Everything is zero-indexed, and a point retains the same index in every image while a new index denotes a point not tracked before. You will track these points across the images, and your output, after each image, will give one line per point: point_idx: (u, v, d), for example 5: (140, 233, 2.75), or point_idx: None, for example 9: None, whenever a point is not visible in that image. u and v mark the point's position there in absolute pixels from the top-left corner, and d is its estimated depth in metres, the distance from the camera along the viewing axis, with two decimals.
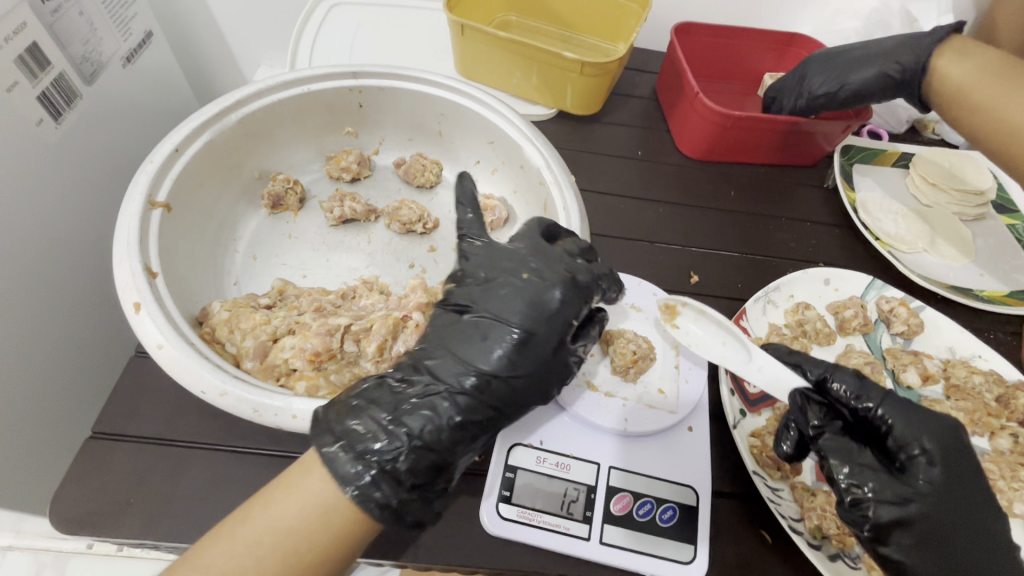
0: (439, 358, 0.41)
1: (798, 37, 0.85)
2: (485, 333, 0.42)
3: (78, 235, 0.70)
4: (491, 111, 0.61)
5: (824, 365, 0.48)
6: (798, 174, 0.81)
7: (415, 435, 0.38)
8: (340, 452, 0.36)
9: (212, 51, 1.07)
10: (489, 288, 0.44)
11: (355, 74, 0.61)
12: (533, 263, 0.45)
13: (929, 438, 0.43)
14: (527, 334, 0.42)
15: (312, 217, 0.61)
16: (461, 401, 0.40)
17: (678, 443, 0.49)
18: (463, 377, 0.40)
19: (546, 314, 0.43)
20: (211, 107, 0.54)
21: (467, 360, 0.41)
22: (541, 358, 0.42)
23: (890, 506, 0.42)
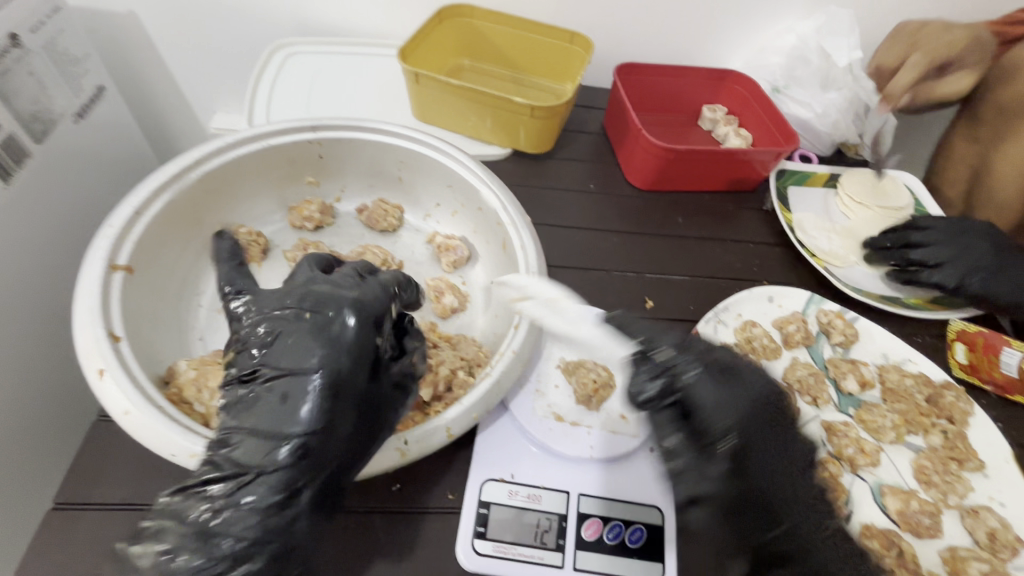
0: (238, 438, 0.38)
1: (731, 74, 0.93)
2: (285, 395, 0.39)
3: (30, 295, 0.68)
4: (448, 158, 0.64)
5: (649, 338, 0.48)
6: (740, 199, 0.88)
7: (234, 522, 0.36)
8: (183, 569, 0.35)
9: (167, 98, 1.07)
10: (278, 340, 0.41)
11: (314, 128, 0.63)
12: (309, 300, 0.43)
13: (735, 414, 0.44)
14: (325, 377, 0.40)
15: (276, 267, 0.62)
16: (277, 477, 0.38)
17: (642, 466, 0.51)
18: (272, 449, 0.38)
19: (338, 350, 0.41)
20: (169, 168, 0.55)
21: (274, 428, 0.38)
22: (346, 395, 0.41)
23: (700, 488, 0.42)
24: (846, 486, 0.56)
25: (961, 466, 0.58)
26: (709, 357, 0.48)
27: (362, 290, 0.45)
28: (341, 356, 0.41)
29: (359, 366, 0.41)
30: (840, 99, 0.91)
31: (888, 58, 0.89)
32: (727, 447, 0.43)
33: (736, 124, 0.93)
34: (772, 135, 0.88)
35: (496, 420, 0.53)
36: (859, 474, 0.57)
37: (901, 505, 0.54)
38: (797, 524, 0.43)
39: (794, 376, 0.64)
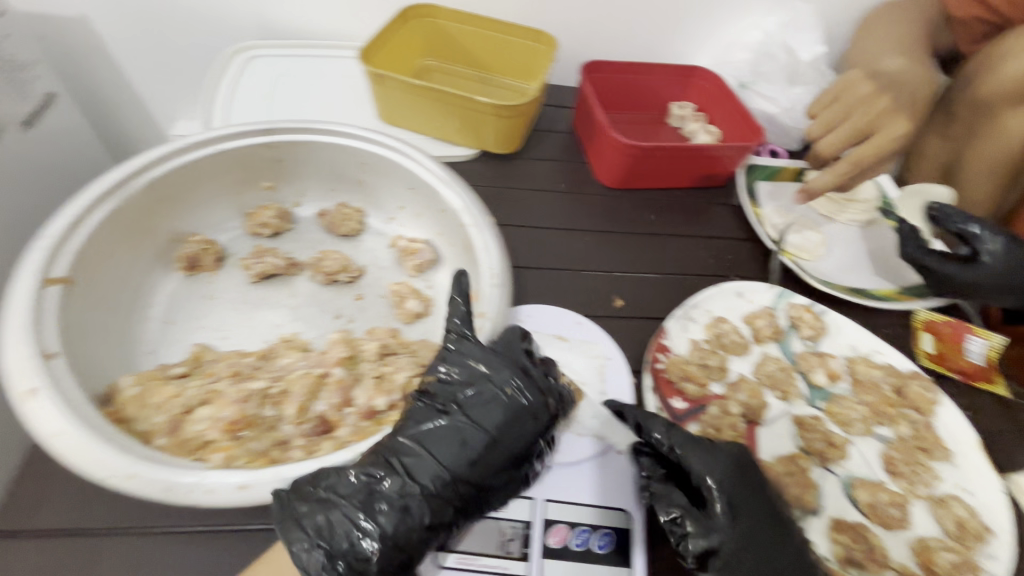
0: (420, 460, 0.40)
1: (698, 70, 0.93)
2: (464, 438, 0.42)
3: None
4: (409, 160, 0.63)
5: (640, 412, 0.49)
6: (711, 195, 0.87)
7: (385, 532, 0.38)
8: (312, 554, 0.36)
9: (123, 104, 1.03)
10: (478, 392, 0.44)
11: (268, 131, 0.62)
12: (518, 381, 0.44)
13: (715, 470, 0.46)
14: (492, 440, 0.42)
15: (232, 276, 0.60)
16: (427, 510, 0.39)
17: (608, 467, 0.50)
18: (437, 479, 0.40)
19: (522, 425, 0.43)
20: (113, 175, 0.53)
21: (445, 462, 0.41)
22: (505, 464, 0.43)
23: (712, 541, 0.43)
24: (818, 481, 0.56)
25: (929, 458, 0.58)
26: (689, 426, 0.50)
27: (547, 368, 0.47)
28: (523, 430, 0.43)
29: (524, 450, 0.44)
30: (805, 94, 0.92)
31: (820, 128, 0.76)
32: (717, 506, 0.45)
33: (705, 120, 0.93)
34: (740, 130, 0.88)
35: None
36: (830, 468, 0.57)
37: (871, 498, 0.54)
38: (788, 570, 0.44)
39: (764, 371, 0.63)
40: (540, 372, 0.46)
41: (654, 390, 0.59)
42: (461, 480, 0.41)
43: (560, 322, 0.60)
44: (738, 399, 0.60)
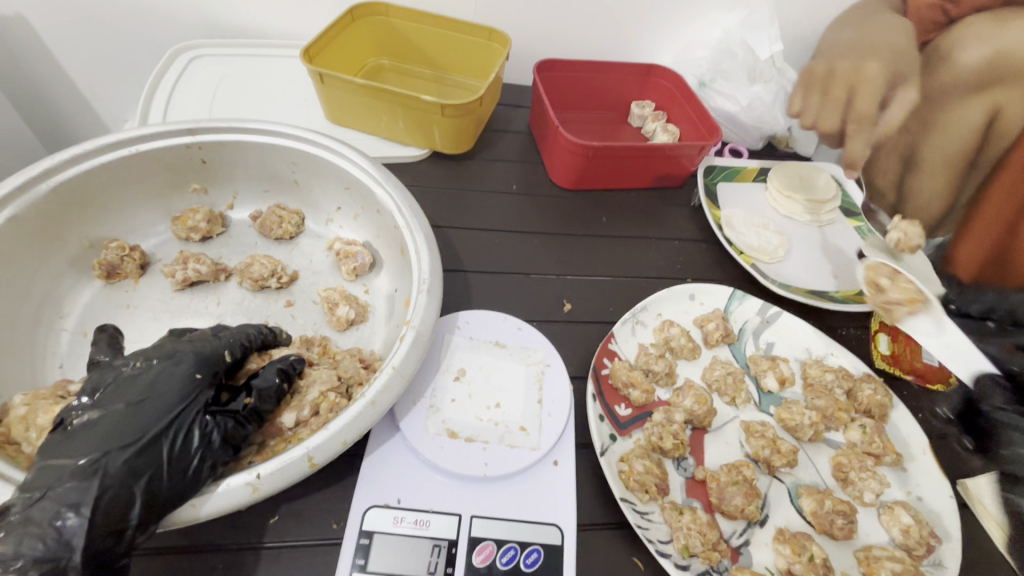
0: (75, 439, 0.37)
1: (656, 70, 0.91)
2: (144, 400, 0.39)
3: None
4: (340, 158, 0.61)
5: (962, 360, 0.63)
6: (669, 195, 0.86)
7: (68, 508, 0.34)
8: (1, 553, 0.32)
9: (72, 109, 1.01)
10: (107, 373, 0.41)
11: (192, 130, 0.59)
12: (144, 353, 0.43)
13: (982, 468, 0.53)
14: (186, 393, 0.40)
15: (155, 283, 0.58)
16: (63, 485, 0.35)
17: (542, 481, 0.48)
18: (122, 440, 0.37)
19: (172, 378, 0.41)
20: (14, 179, 0.50)
21: (129, 424, 0.37)
22: (177, 422, 0.39)
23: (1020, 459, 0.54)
24: (762, 490, 0.54)
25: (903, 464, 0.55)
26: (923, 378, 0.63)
27: (195, 342, 0.45)
28: (170, 385, 0.40)
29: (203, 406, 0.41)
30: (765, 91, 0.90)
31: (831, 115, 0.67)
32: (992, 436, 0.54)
33: (664, 120, 0.91)
34: (697, 129, 0.87)
35: (385, 440, 0.49)
36: (778, 476, 0.55)
37: (814, 505, 0.52)
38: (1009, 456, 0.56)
39: (712, 376, 0.62)
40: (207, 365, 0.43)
41: (598, 397, 0.57)
42: (104, 449, 0.36)
43: (501, 330, 0.57)
44: (682, 406, 0.57)
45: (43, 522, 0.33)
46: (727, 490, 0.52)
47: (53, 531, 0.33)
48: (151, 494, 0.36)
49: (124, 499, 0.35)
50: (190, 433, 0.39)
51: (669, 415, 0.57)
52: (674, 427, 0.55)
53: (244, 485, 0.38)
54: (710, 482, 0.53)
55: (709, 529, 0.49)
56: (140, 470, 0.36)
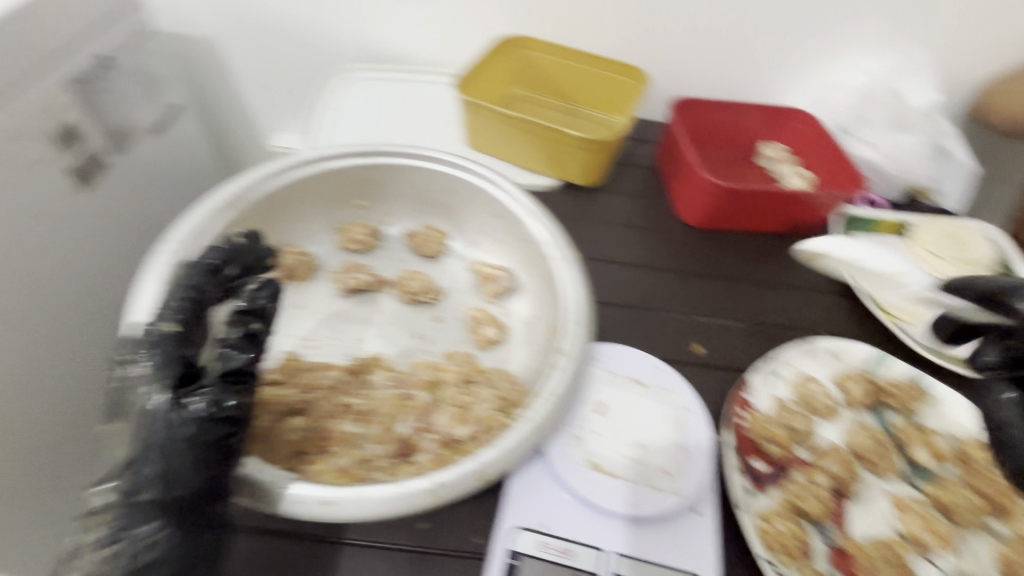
0: (122, 430, 0.41)
1: (791, 112, 0.90)
2: (139, 393, 0.39)
3: (64, 297, 0.73)
4: (495, 189, 0.65)
5: None
6: (800, 243, 0.83)
7: (137, 502, 0.38)
8: (119, 548, 0.37)
9: (237, 122, 1.13)
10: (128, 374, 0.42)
11: (371, 152, 0.65)
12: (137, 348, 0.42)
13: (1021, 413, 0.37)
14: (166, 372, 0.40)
15: (322, 288, 0.63)
16: (116, 477, 0.39)
17: (684, 528, 0.48)
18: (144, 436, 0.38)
19: (146, 366, 0.40)
20: (231, 187, 0.58)
21: (143, 419, 0.39)
22: (147, 391, 0.39)
23: None
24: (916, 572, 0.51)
25: None
26: None
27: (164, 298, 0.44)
28: (153, 371, 0.40)
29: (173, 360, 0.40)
30: (914, 143, 0.86)
31: None
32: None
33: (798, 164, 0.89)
34: (835, 178, 0.85)
35: (530, 464, 0.50)
36: (933, 561, 0.51)
37: None
38: None
39: (855, 440, 0.58)
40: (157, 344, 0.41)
41: (734, 448, 0.56)
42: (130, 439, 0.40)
43: (636, 367, 0.58)
44: (826, 469, 0.55)
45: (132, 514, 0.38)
46: (877, 566, 0.49)
47: (144, 520, 0.37)
48: (183, 472, 0.38)
49: (172, 483, 0.38)
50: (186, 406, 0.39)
51: (811, 475, 0.55)
52: (817, 490, 0.54)
53: (423, 490, 0.41)
54: (857, 555, 0.50)
55: None
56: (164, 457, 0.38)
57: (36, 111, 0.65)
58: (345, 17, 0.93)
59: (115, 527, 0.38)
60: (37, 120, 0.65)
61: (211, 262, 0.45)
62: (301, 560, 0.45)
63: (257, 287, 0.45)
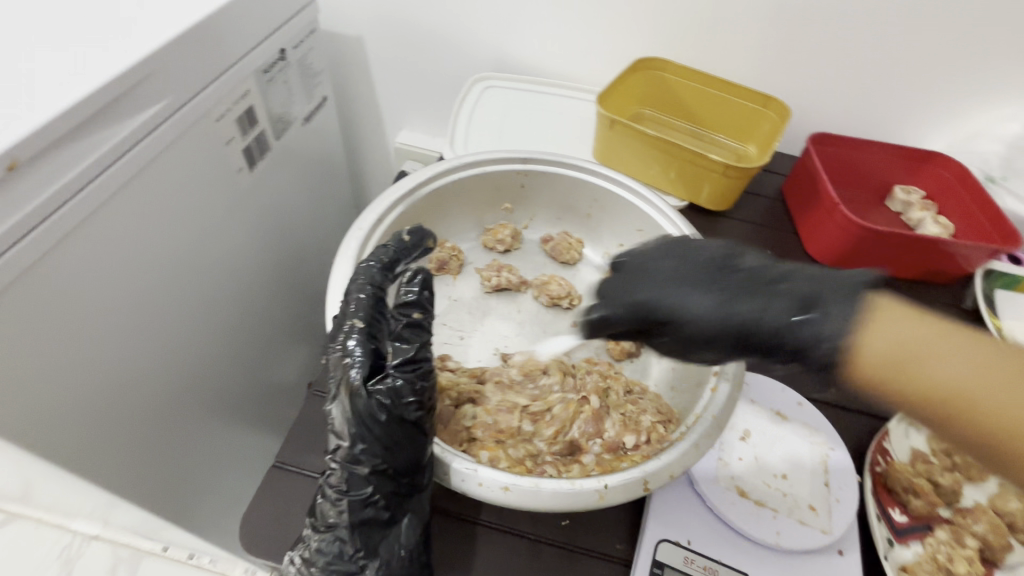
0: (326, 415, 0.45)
1: (936, 156, 0.86)
2: (341, 379, 0.42)
3: (228, 263, 0.81)
4: (644, 205, 0.66)
5: None
6: (933, 292, 0.81)
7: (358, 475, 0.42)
8: (342, 508, 0.42)
9: (367, 119, 1.21)
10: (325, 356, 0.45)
11: (525, 160, 0.67)
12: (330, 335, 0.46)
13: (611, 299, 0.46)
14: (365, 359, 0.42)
15: (469, 282, 0.67)
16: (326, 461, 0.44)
17: (830, 568, 0.47)
18: (358, 417, 0.41)
19: (351, 353, 0.42)
20: (406, 183, 0.62)
21: (348, 403, 0.41)
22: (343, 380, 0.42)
23: None
24: None
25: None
26: None
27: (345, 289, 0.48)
28: (357, 357, 0.42)
29: (366, 347, 0.42)
30: None
31: None
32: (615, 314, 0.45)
33: (934, 211, 0.86)
34: (981, 229, 0.81)
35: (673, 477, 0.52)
36: None
37: None
38: None
39: (1005, 506, 0.55)
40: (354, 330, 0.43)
41: (874, 496, 0.55)
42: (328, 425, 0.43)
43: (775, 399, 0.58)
44: (973, 531, 0.53)
45: (354, 483, 0.42)
46: None
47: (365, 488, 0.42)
48: (393, 448, 0.42)
49: (386, 458, 0.42)
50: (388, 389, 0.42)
51: (959, 537, 0.53)
52: (968, 553, 0.52)
53: (593, 489, 0.42)
54: None
55: None
56: (378, 437, 0.41)
57: (231, 96, 0.73)
58: (487, 28, 0.98)
59: (330, 509, 0.43)
60: (232, 104, 0.74)
61: (382, 261, 0.50)
62: (457, 534, 0.48)
63: (412, 280, 0.49)
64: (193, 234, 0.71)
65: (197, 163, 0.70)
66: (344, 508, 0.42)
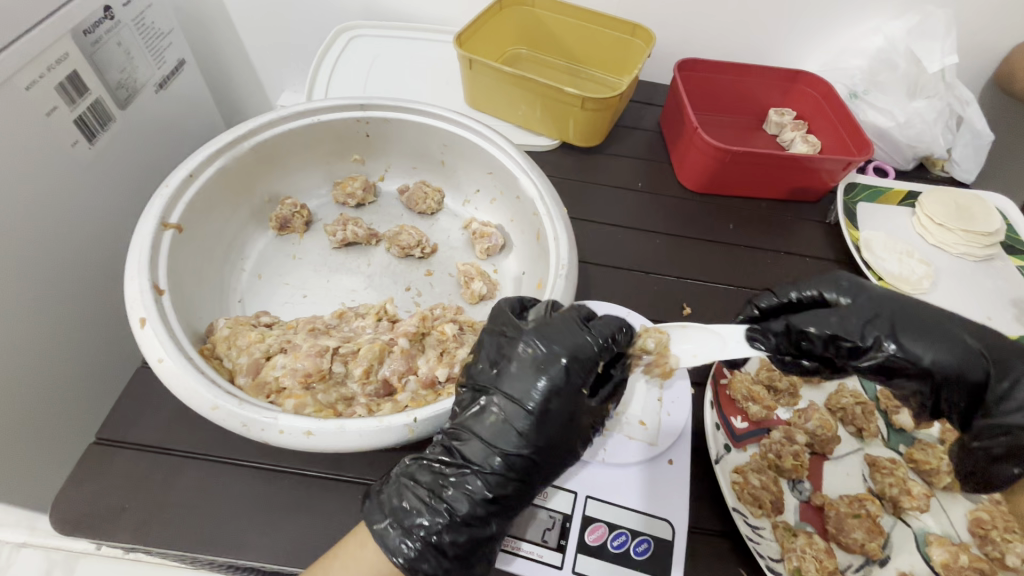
0: (467, 437, 0.42)
1: (803, 75, 0.87)
2: (506, 413, 0.42)
3: (90, 255, 0.72)
4: (490, 144, 0.64)
5: (875, 329, 0.43)
6: (802, 210, 0.82)
7: (453, 511, 0.40)
8: (389, 529, 0.39)
9: (241, 75, 1.12)
10: (507, 367, 0.43)
11: (363, 106, 0.65)
12: (516, 356, 0.43)
13: (835, 279, 0.49)
14: (544, 406, 0.41)
15: (317, 239, 0.65)
16: (497, 481, 0.41)
17: (656, 477, 0.50)
18: (491, 456, 0.41)
19: (553, 396, 0.42)
20: (224, 136, 0.58)
21: (492, 439, 0.41)
22: (567, 405, 0.42)
23: (939, 355, 0.42)
24: (886, 528, 0.52)
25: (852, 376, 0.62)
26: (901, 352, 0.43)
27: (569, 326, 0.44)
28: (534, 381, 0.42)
29: (584, 372, 0.43)
30: (928, 109, 0.84)
31: None
32: (848, 296, 0.47)
33: (804, 130, 0.87)
34: (844, 144, 0.82)
35: None
36: (903, 518, 0.52)
37: (947, 557, 0.49)
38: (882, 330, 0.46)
39: (837, 403, 0.58)
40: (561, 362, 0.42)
41: (714, 406, 0.56)
42: (520, 443, 0.41)
43: (706, 341, 0.48)
44: (805, 428, 0.55)
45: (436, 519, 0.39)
46: (847, 522, 0.49)
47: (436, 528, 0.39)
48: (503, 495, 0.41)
49: (497, 497, 0.41)
50: (523, 421, 0.41)
51: (790, 435, 0.55)
52: (795, 448, 0.54)
53: (403, 425, 0.43)
54: (827, 510, 0.51)
55: (827, 557, 0.47)
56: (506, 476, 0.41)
57: (43, 58, 0.62)
58: None
59: (439, 511, 0.40)
60: (49, 65, 0.63)
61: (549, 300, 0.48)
62: (286, 490, 0.47)
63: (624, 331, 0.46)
64: (35, 227, 0.63)
65: (19, 147, 0.60)
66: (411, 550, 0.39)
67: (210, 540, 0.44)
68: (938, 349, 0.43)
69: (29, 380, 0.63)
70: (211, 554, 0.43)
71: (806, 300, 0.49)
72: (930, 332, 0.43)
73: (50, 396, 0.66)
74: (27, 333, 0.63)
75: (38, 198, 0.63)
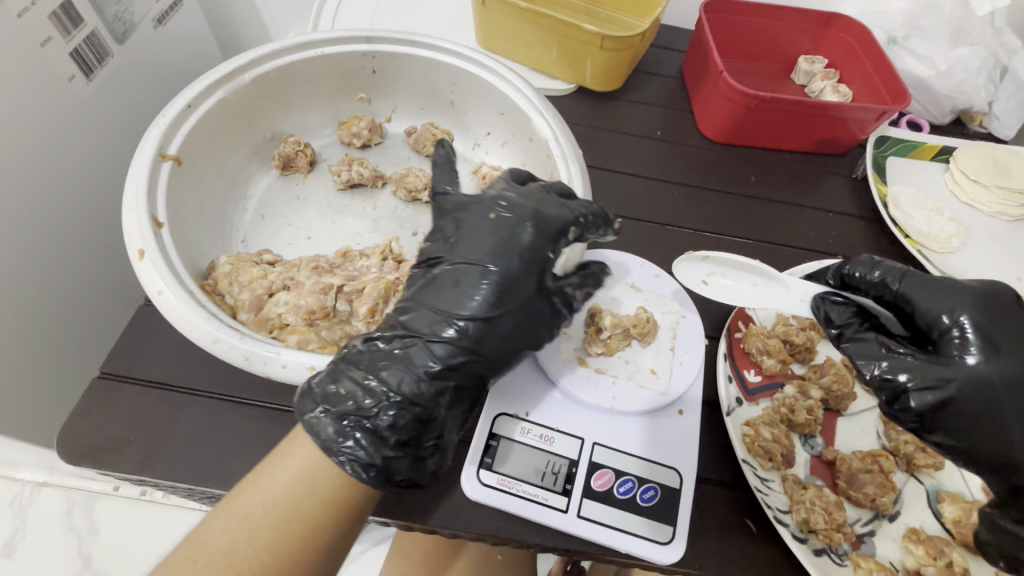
0: (414, 311, 0.42)
1: (839, 19, 0.81)
2: (459, 280, 0.43)
3: (91, 197, 0.70)
4: (503, 82, 0.61)
5: (938, 384, 0.41)
6: (827, 163, 0.78)
7: (392, 389, 0.39)
8: (320, 416, 0.38)
9: (244, 14, 1.07)
10: (461, 238, 0.45)
11: (370, 39, 0.61)
12: (502, 204, 0.46)
13: (961, 306, 0.44)
14: (500, 270, 0.43)
15: (321, 180, 0.62)
16: (447, 351, 0.41)
17: (667, 426, 0.49)
18: (440, 326, 0.41)
19: (515, 259, 0.44)
20: (224, 65, 0.55)
21: (444, 310, 0.42)
22: (526, 263, 0.44)
23: (985, 431, 0.41)
24: (898, 484, 0.51)
25: None
26: (947, 410, 0.41)
27: (535, 198, 0.47)
28: (491, 243, 0.44)
29: (550, 239, 0.45)
30: (971, 58, 0.79)
31: None
32: (962, 334, 0.43)
33: (836, 79, 0.82)
34: (878, 94, 0.77)
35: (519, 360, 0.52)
36: (916, 475, 0.51)
37: (959, 514, 0.48)
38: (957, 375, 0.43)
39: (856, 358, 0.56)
40: (529, 232, 0.44)
41: (727, 358, 0.55)
42: (471, 309, 0.42)
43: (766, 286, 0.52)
44: (820, 384, 0.54)
45: (380, 395, 0.39)
46: (858, 477, 0.49)
47: (367, 404, 0.38)
48: (451, 367, 0.41)
49: (450, 368, 0.41)
50: (478, 289, 0.43)
51: (805, 390, 0.53)
52: (809, 403, 0.52)
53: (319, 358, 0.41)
54: (840, 465, 0.50)
55: (837, 510, 0.46)
56: (462, 349, 0.41)
57: None
58: None
59: (377, 390, 0.39)
60: None
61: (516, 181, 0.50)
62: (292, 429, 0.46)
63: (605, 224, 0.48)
64: (32, 165, 0.61)
65: (12, 78, 0.58)
66: (349, 435, 0.38)
67: (216, 474, 0.44)
68: (993, 428, 0.41)
69: (30, 320, 0.63)
70: (216, 488, 0.43)
71: (904, 302, 0.47)
72: (997, 411, 0.41)
73: (53, 336, 0.66)
74: (29, 272, 0.62)
75: (33, 136, 0.61)
